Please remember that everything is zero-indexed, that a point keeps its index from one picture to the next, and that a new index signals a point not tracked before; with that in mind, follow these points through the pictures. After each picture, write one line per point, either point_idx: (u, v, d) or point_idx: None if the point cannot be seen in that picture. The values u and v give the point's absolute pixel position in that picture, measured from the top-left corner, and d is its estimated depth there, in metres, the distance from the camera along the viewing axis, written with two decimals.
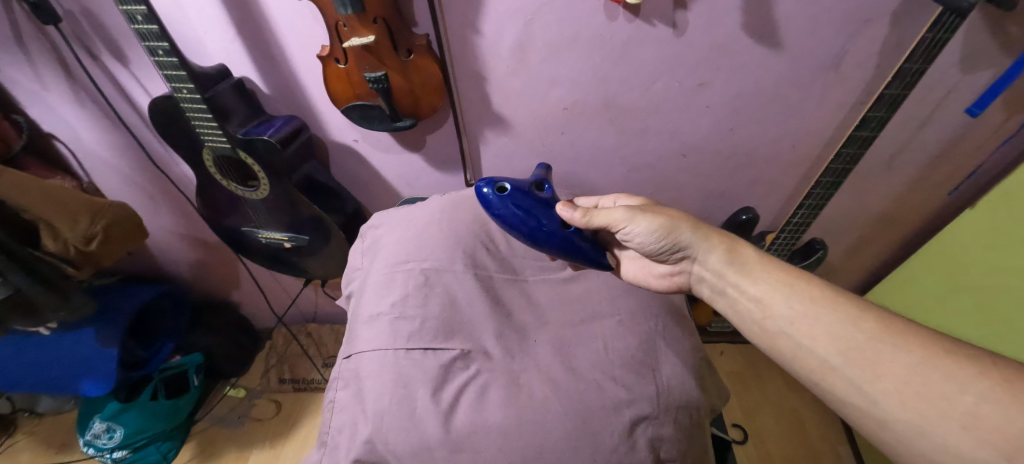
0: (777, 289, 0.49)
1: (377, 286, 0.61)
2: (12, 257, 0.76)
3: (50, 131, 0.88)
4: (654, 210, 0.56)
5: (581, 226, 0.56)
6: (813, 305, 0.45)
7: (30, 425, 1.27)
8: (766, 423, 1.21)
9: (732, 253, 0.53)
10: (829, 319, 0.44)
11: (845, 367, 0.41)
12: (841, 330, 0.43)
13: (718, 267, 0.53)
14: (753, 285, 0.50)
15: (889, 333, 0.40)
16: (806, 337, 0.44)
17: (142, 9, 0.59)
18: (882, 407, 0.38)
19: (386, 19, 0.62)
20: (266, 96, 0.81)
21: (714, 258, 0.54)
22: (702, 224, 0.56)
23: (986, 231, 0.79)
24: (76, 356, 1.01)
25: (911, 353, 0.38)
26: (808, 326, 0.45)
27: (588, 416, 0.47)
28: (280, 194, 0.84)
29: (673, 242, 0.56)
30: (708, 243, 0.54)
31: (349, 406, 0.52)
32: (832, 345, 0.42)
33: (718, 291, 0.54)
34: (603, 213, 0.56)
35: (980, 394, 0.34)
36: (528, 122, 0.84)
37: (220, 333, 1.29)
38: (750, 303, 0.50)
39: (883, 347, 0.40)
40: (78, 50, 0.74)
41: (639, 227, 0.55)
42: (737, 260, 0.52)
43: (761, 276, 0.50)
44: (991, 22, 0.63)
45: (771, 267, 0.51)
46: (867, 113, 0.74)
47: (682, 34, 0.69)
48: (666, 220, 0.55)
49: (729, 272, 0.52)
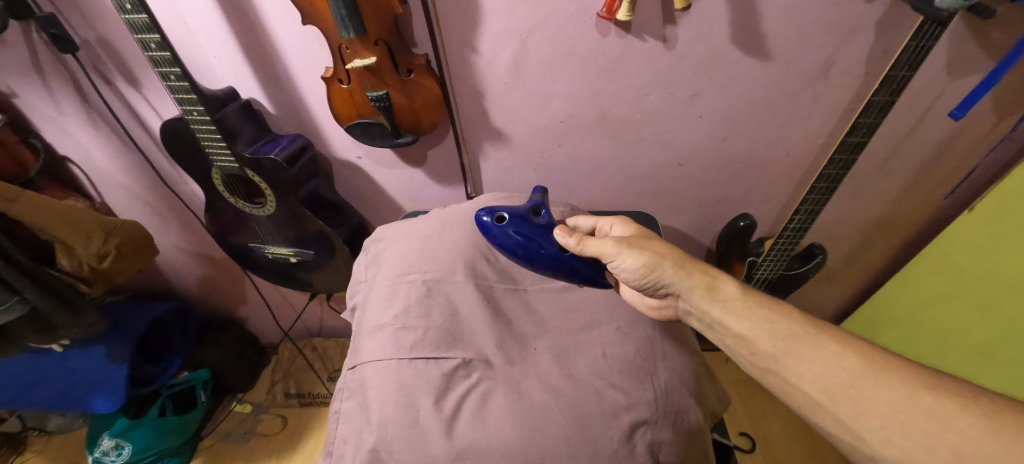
0: (760, 326, 0.49)
1: (379, 298, 0.63)
2: (29, 276, 0.79)
3: (65, 154, 0.91)
4: (639, 246, 0.57)
5: (575, 252, 0.58)
6: (796, 342, 0.47)
7: (39, 443, 1.28)
8: (773, 431, 1.20)
9: (713, 291, 0.53)
10: (813, 356, 0.45)
11: (830, 404, 0.42)
12: (824, 367, 0.44)
13: (700, 304, 0.54)
14: (737, 322, 0.51)
15: (870, 370, 0.41)
16: (792, 375, 0.45)
17: (155, 37, 0.62)
18: (869, 443, 0.39)
19: (387, 41, 0.65)
20: (273, 116, 0.84)
21: (697, 295, 0.54)
22: (686, 262, 0.56)
23: (987, 242, 0.80)
24: (86, 373, 1.02)
25: (894, 390, 0.39)
26: (792, 362, 0.46)
27: (588, 422, 0.48)
28: (286, 210, 0.86)
29: (657, 278, 0.56)
30: (689, 281, 0.55)
31: (353, 416, 0.54)
32: (816, 383, 0.43)
33: (705, 325, 0.54)
34: (593, 243, 0.57)
35: (962, 431, 0.35)
36: (525, 136, 0.87)
37: (228, 348, 1.30)
38: (735, 339, 0.51)
39: (865, 385, 0.41)
40: (93, 76, 0.78)
41: (626, 261, 0.57)
42: (719, 298, 0.53)
43: (744, 313, 0.51)
44: (974, 28, 0.65)
45: (753, 304, 0.51)
46: (857, 120, 0.75)
47: (673, 48, 0.72)
48: (653, 257, 0.56)
49: (710, 310, 0.53)
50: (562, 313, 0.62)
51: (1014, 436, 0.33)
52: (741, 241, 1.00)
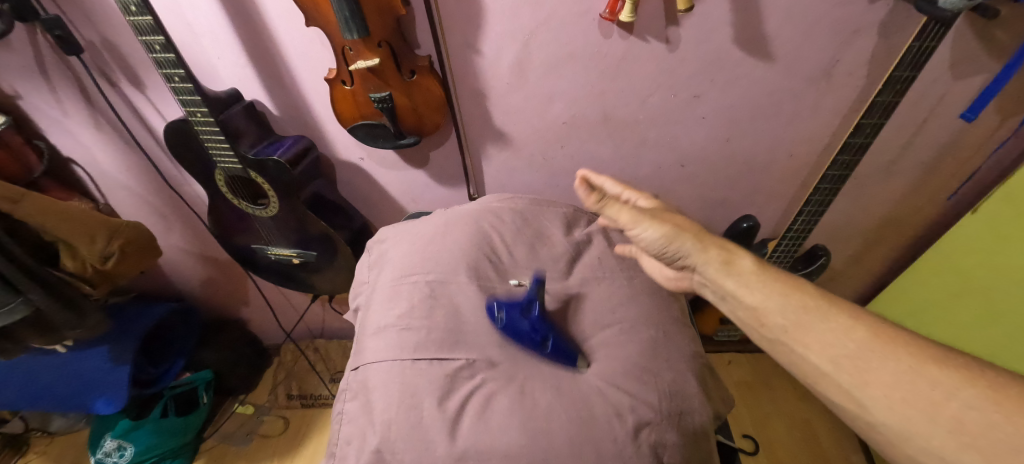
0: (772, 298, 0.47)
1: (383, 299, 0.63)
2: (33, 277, 0.79)
3: (69, 156, 0.91)
4: (660, 217, 0.55)
5: (593, 209, 0.56)
6: (805, 312, 0.44)
7: (42, 444, 1.28)
8: (776, 433, 1.20)
9: (728, 264, 0.50)
10: (821, 326, 0.43)
11: (836, 374, 0.41)
12: (832, 337, 0.42)
13: (715, 276, 0.51)
14: (748, 294, 0.48)
15: (879, 342, 0.40)
16: (799, 344, 0.44)
17: (160, 39, 0.62)
18: (871, 412, 0.38)
19: (390, 42, 0.65)
20: (276, 118, 0.84)
21: (711, 268, 0.51)
22: (705, 235, 0.53)
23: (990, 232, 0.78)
24: (89, 374, 1.03)
25: (899, 361, 0.38)
26: (800, 334, 0.44)
27: (592, 423, 0.48)
28: (289, 212, 0.86)
29: (675, 249, 0.54)
30: (705, 253, 0.52)
31: (358, 417, 0.54)
32: (823, 353, 0.42)
33: (719, 298, 0.52)
34: (620, 209, 0.55)
35: (966, 401, 0.34)
36: (528, 136, 0.87)
37: (230, 350, 1.30)
38: (745, 311, 0.48)
39: (871, 356, 0.39)
40: (98, 78, 0.78)
41: (644, 230, 0.54)
42: (733, 270, 0.50)
43: (756, 285, 0.48)
44: (979, 29, 0.65)
45: (768, 277, 0.48)
46: (862, 120, 0.76)
47: (675, 49, 0.72)
48: (672, 228, 0.54)
49: (724, 282, 0.50)
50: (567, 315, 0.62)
51: (1018, 406, 0.33)
52: (745, 243, 0.99)
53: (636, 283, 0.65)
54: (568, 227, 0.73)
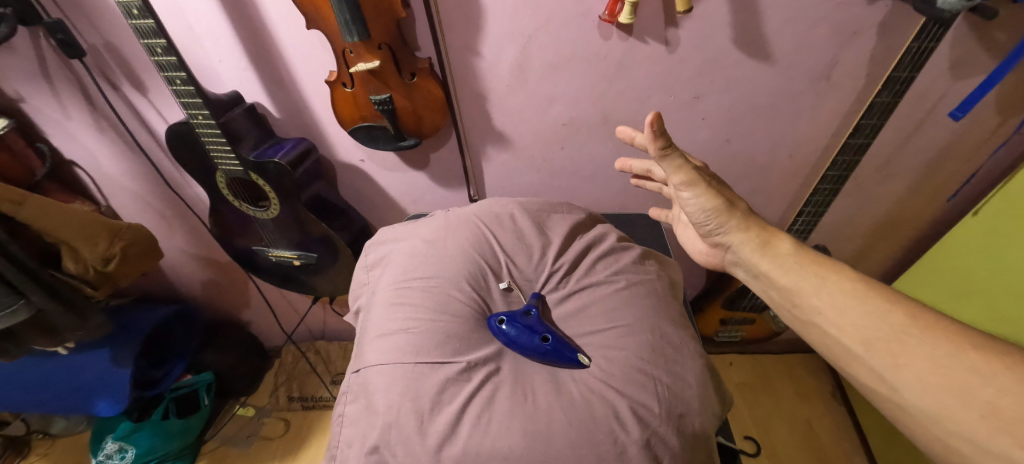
0: (807, 280, 0.50)
1: (384, 301, 0.63)
2: (35, 279, 0.79)
3: (71, 158, 0.92)
4: (715, 189, 0.54)
5: (650, 147, 0.46)
6: (842, 297, 0.47)
7: (43, 446, 1.28)
8: (777, 434, 1.19)
9: (765, 246, 0.53)
10: (857, 311, 0.46)
11: (868, 356, 0.44)
12: (868, 322, 0.45)
13: (750, 257, 0.54)
14: (783, 275, 0.51)
15: (916, 327, 0.42)
16: (833, 327, 0.47)
17: (161, 42, 0.62)
18: (903, 394, 0.41)
19: (390, 45, 0.65)
20: (277, 120, 0.85)
21: (747, 249, 0.54)
22: (747, 215, 0.55)
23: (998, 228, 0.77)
24: (90, 376, 1.03)
25: (936, 346, 0.41)
26: (835, 315, 0.47)
27: (592, 426, 0.48)
28: (289, 213, 0.87)
29: (718, 223, 0.55)
30: (746, 234, 0.54)
31: (359, 420, 0.54)
32: (856, 335, 0.45)
33: (751, 275, 0.55)
34: (684, 168, 0.51)
35: (1003, 386, 0.36)
36: (528, 138, 0.87)
37: (231, 352, 1.30)
38: (778, 291, 0.52)
39: (908, 340, 0.42)
40: (100, 82, 0.78)
41: (695, 201, 0.54)
42: (770, 252, 0.53)
43: (792, 268, 0.51)
44: (978, 30, 0.65)
45: (805, 260, 0.52)
46: (861, 121, 0.77)
47: (675, 51, 0.72)
48: (723, 203, 0.54)
49: (759, 262, 0.53)
50: (567, 318, 0.62)
51: None
52: None
53: (636, 284, 0.65)
54: (570, 232, 0.71)
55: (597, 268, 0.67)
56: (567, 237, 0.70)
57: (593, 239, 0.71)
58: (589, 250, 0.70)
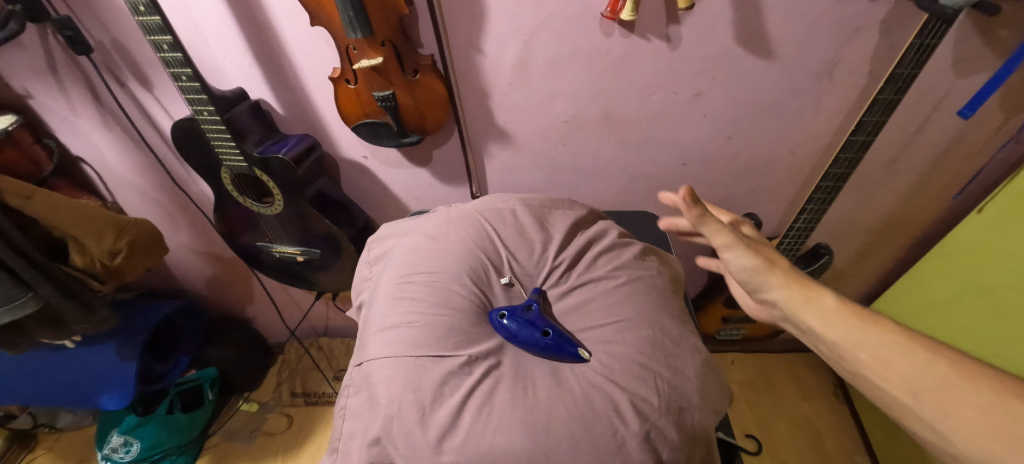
0: (850, 333, 0.43)
1: (386, 295, 0.64)
2: (42, 271, 0.80)
3: (78, 154, 0.93)
4: (755, 247, 0.49)
5: (684, 213, 0.44)
6: (885, 347, 0.41)
7: (50, 440, 1.30)
8: (778, 432, 1.19)
9: (811, 301, 0.46)
10: (899, 360, 0.40)
11: (919, 408, 0.38)
12: (914, 371, 0.39)
13: (797, 316, 0.47)
14: (828, 330, 0.44)
15: (964, 377, 0.37)
16: (879, 378, 0.41)
17: (168, 38, 0.63)
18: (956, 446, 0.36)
19: (393, 41, 0.66)
20: (281, 117, 0.85)
21: (792, 306, 0.47)
22: (789, 270, 0.49)
23: (993, 229, 0.78)
24: (96, 370, 1.04)
25: (983, 395, 0.36)
26: (883, 367, 0.41)
27: (591, 419, 0.48)
28: (293, 209, 0.87)
29: (759, 281, 0.49)
30: (789, 290, 0.47)
31: (360, 412, 0.54)
32: (902, 386, 0.39)
33: (804, 334, 0.48)
34: (723, 230, 0.47)
35: None
36: (529, 136, 0.87)
37: (235, 348, 1.31)
38: (828, 348, 0.45)
39: (951, 390, 0.37)
40: (108, 78, 0.79)
41: (735, 260, 0.49)
42: (816, 307, 0.46)
43: (839, 323, 0.44)
44: (981, 27, 0.65)
45: (851, 313, 0.45)
46: (863, 119, 0.75)
47: (676, 48, 0.72)
48: (763, 260, 0.49)
49: (803, 317, 0.46)
50: (568, 313, 0.62)
51: None
52: None
53: (637, 280, 0.65)
54: (571, 228, 0.72)
55: (597, 264, 0.67)
56: (569, 232, 0.71)
57: (593, 235, 0.71)
58: (590, 246, 0.70)
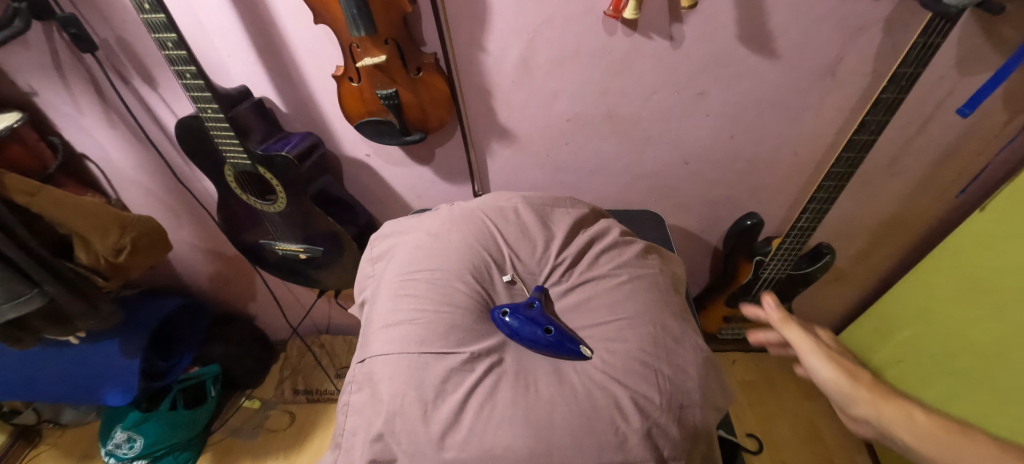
0: (933, 439, 0.47)
1: (389, 292, 0.64)
2: (48, 268, 0.80)
3: (83, 151, 0.93)
4: (842, 361, 0.56)
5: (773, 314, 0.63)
6: (949, 441, 0.47)
7: (54, 436, 1.31)
8: (779, 431, 1.20)
9: (903, 413, 0.49)
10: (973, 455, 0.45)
11: None
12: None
13: (885, 427, 0.50)
14: (912, 438, 0.48)
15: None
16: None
17: (171, 36, 0.63)
18: None
19: (396, 39, 0.66)
20: (284, 115, 0.86)
21: (879, 418, 0.50)
22: (874, 384, 0.53)
23: (997, 230, 0.78)
24: (100, 366, 1.05)
25: None
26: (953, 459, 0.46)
27: (593, 416, 0.48)
28: (296, 207, 0.88)
29: (849, 394, 0.53)
30: (877, 402, 0.51)
31: (363, 408, 0.55)
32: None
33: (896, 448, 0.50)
34: (803, 335, 0.60)
35: None
36: (532, 134, 0.88)
37: (238, 345, 1.32)
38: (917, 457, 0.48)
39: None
40: (112, 76, 0.80)
41: (821, 368, 0.57)
42: (903, 417, 0.49)
43: (924, 433, 0.47)
44: (986, 26, 0.64)
45: (936, 422, 0.48)
46: (866, 118, 0.75)
47: (680, 46, 0.72)
48: (852, 373, 0.54)
49: (897, 432, 0.49)
50: (570, 310, 0.62)
51: None
52: (748, 240, 0.99)
53: (639, 278, 0.65)
54: (573, 226, 0.72)
55: (599, 262, 0.67)
56: (571, 230, 0.71)
57: (595, 234, 0.71)
58: (592, 244, 0.70)
